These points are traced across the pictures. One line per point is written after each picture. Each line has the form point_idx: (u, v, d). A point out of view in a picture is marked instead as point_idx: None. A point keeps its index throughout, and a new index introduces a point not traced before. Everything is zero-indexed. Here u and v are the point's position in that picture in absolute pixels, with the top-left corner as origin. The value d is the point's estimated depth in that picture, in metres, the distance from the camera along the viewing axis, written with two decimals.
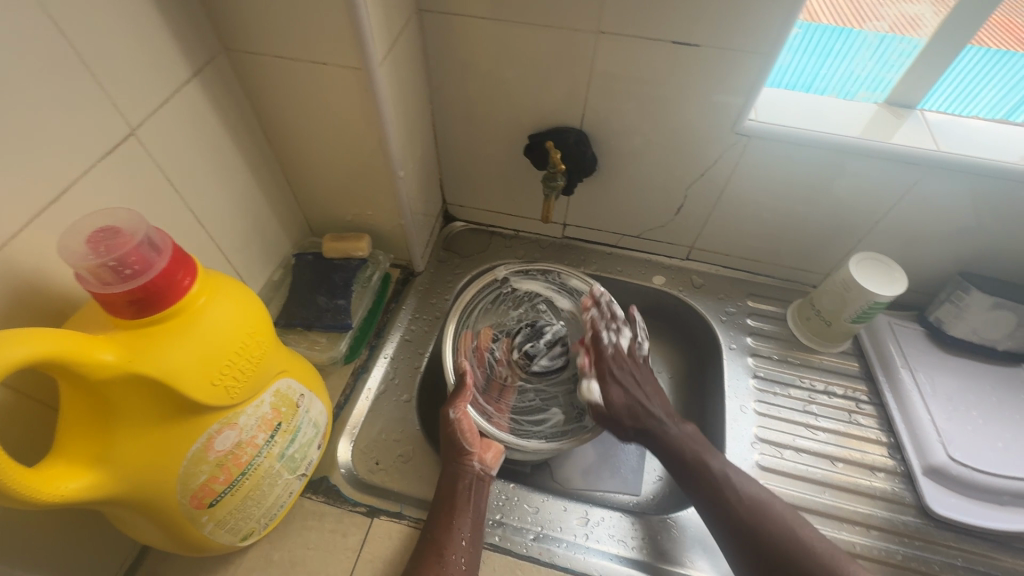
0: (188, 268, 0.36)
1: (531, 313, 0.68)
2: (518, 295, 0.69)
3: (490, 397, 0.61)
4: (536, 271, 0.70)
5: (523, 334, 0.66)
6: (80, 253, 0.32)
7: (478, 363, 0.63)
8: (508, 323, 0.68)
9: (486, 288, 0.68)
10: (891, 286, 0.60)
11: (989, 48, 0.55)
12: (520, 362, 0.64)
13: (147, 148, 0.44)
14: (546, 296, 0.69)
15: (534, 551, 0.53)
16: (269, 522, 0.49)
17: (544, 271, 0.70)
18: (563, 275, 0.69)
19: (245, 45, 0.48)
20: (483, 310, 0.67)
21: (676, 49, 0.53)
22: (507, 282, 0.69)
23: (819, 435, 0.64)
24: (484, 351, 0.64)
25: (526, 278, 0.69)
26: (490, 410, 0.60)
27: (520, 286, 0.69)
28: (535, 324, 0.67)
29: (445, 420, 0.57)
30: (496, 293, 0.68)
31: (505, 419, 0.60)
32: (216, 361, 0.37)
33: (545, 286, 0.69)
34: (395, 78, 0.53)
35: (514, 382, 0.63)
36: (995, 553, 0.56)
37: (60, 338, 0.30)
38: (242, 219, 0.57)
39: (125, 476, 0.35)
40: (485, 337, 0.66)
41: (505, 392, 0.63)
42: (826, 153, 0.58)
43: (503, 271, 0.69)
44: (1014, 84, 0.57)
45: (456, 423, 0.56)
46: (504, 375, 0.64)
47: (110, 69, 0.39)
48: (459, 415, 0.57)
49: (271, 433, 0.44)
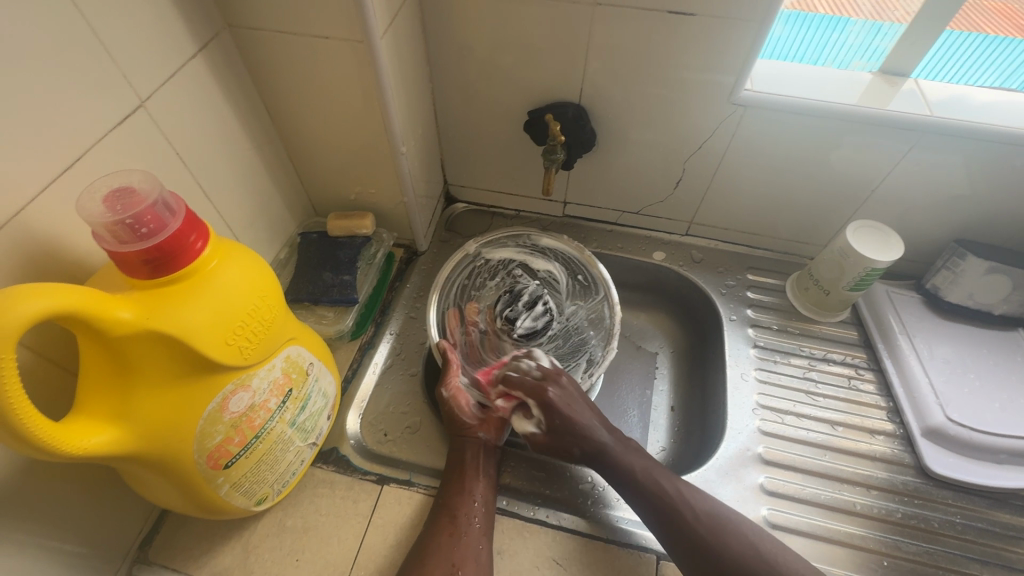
0: (201, 232, 0.37)
1: (508, 279, 0.68)
2: (492, 264, 0.69)
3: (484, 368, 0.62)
4: (506, 238, 0.71)
5: (502, 302, 0.66)
6: (97, 212, 0.34)
7: (465, 337, 0.64)
8: (485, 295, 0.67)
9: (459, 264, 0.68)
10: (888, 252, 0.61)
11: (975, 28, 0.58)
12: (506, 327, 0.64)
13: (156, 121, 0.45)
14: (519, 260, 0.70)
15: (541, 514, 0.54)
16: (282, 490, 0.51)
17: (514, 237, 0.71)
18: (534, 238, 0.71)
19: (249, 21, 0.49)
20: (463, 287, 0.67)
21: (672, 20, 0.54)
22: (479, 254, 0.70)
23: (819, 401, 0.65)
24: (470, 327, 0.64)
25: (498, 247, 0.70)
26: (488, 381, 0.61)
27: (492, 256, 0.70)
28: (513, 290, 0.67)
29: (439, 400, 0.58)
30: (470, 266, 0.69)
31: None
32: (228, 323, 0.38)
33: (517, 251, 0.70)
34: (395, 53, 0.54)
35: (503, 347, 0.63)
36: (992, 510, 0.57)
37: (78, 295, 0.31)
38: (248, 195, 0.58)
39: (145, 433, 0.36)
40: (467, 311, 0.65)
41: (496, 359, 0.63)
42: (822, 121, 0.59)
43: (472, 245, 0.69)
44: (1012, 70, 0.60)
45: (449, 401, 0.57)
46: (492, 344, 0.63)
47: (119, 40, 0.40)
48: (452, 393, 0.58)
49: (283, 399, 0.46)
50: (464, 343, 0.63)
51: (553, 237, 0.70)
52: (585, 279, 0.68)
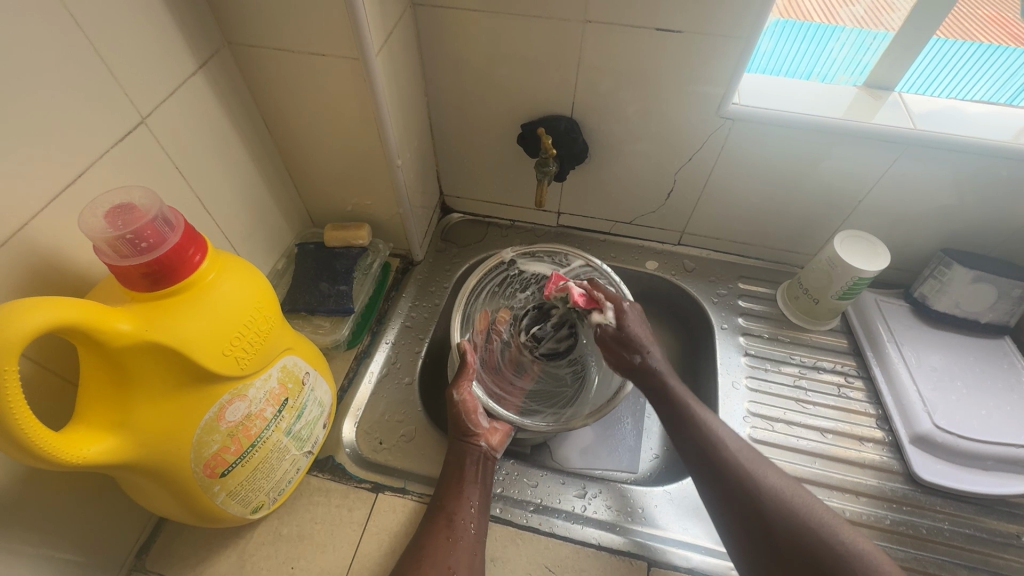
0: (199, 245, 0.38)
1: (540, 294, 0.70)
2: (525, 277, 0.70)
3: (503, 378, 0.64)
4: (543, 253, 0.71)
5: (530, 317, 0.68)
6: (99, 228, 0.35)
7: (488, 345, 0.65)
8: (516, 306, 0.69)
9: (493, 270, 0.69)
10: (875, 262, 0.62)
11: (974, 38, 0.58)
12: (530, 344, 0.67)
13: (157, 137, 0.46)
14: (553, 279, 0.70)
15: (534, 521, 0.55)
16: (278, 497, 0.51)
17: (551, 254, 0.71)
18: (569, 257, 0.70)
19: (248, 39, 0.51)
20: (492, 293, 0.68)
21: (660, 36, 0.56)
22: (514, 263, 0.70)
23: (810, 409, 0.66)
24: (496, 334, 0.66)
25: (533, 260, 0.70)
26: (500, 391, 0.63)
27: (526, 268, 0.70)
28: (541, 308, 0.69)
29: (450, 402, 0.58)
30: (502, 274, 0.69)
31: (516, 400, 0.63)
32: (226, 334, 0.39)
33: (550, 267, 0.70)
34: (391, 69, 0.55)
35: (525, 362, 0.67)
36: (981, 516, 0.58)
37: (79, 307, 0.32)
38: (246, 207, 0.59)
39: (142, 442, 0.37)
40: (495, 318, 0.67)
41: (517, 373, 0.66)
42: (808, 134, 0.61)
43: (510, 254, 0.69)
44: (1007, 77, 0.60)
45: (460, 404, 0.58)
46: (515, 356, 0.66)
47: (121, 58, 0.41)
48: (464, 396, 0.58)
49: (279, 408, 0.46)
50: (488, 349, 0.65)
51: (587, 260, 0.69)
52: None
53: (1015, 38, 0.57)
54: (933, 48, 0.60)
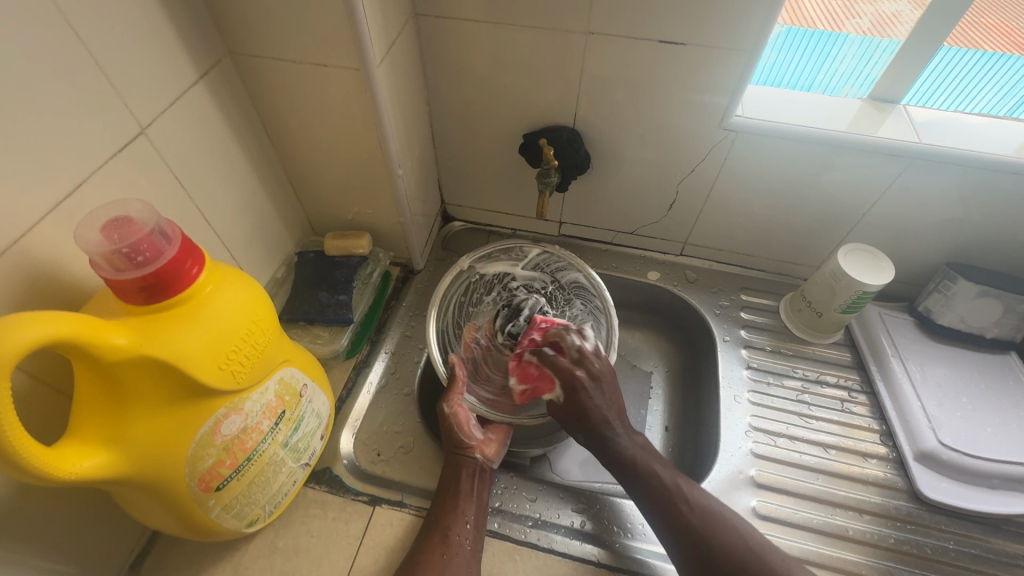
0: (197, 258, 0.38)
1: (504, 293, 0.68)
2: (487, 279, 0.68)
3: (495, 385, 0.62)
4: (499, 251, 0.69)
5: (502, 316, 0.63)
6: (95, 242, 0.34)
7: (467, 357, 0.63)
8: (485, 311, 0.66)
9: (456, 280, 0.66)
10: (879, 277, 0.61)
11: (983, 49, 0.57)
12: (510, 344, 0.61)
13: (157, 147, 0.46)
14: (515, 275, 0.69)
15: (532, 537, 0.54)
16: (274, 510, 0.51)
17: (506, 250, 0.70)
18: (525, 249, 0.70)
19: (250, 49, 0.50)
20: (460, 304, 0.66)
21: (664, 48, 0.55)
22: (474, 270, 0.68)
23: (812, 424, 0.65)
24: (471, 346, 0.63)
25: (491, 261, 0.69)
26: (490, 398, 0.61)
27: (486, 270, 0.69)
28: (512, 304, 0.64)
29: (440, 414, 0.58)
30: (466, 283, 0.67)
31: (513, 400, 0.61)
32: (222, 346, 0.39)
33: (509, 264, 0.69)
34: (393, 79, 0.55)
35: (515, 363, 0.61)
36: (986, 535, 0.57)
37: (73, 321, 0.32)
38: (246, 216, 0.59)
39: (136, 456, 0.37)
40: (476, 329, 0.64)
41: (509, 376, 0.62)
42: (812, 147, 0.60)
43: (466, 260, 0.67)
44: (1012, 85, 0.59)
45: (452, 417, 0.57)
46: (503, 362, 0.62)
47: (121, 69, 0.41)
48: (454, 409, 0.58)
49: (275, 421, 0.46)
50: (474, 363, 0.62)
51: (544, 249, 0.69)
52: (577, 281, 0.67)
53: (1020, 47, 0.56)
54: (944, 56, 0.59)
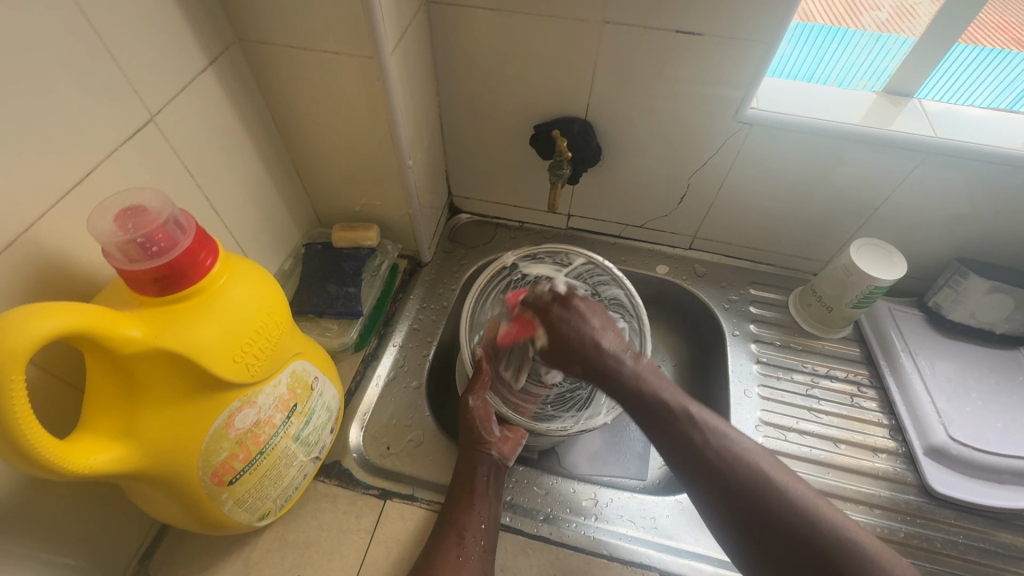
0: (210, 248, 0.37)
1: None
2: (529, 280, 0.68)
3: (515, 386, 0.61)
4: (544, 254, 0.67)
5: None
6: (108, 230, 0.34)
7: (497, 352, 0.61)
8: None
9: (496, 277, 0.66)
10: (891, 271, 0.61)
11: (983, 46, 0.58)
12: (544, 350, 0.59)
13: (166, 135, 0.45)
14: (557, 281, 0.67)
15: (544, 531, 0.54)
16: (285, 504, 0.51)
17: (551, 253, 0.67)
18: (570, 256, 0.67)
19: (259, 35, 0.49)
20: (497, 300, 0.66)
21: (680, 38, 0.54)
22: (516, 268, 0.67)
23: (821, 418, 0.65)
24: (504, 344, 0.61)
25: (534, 262, 0.67)
26: (512, 398, 0.61)
27: (528, 271, 0.68)
28: None
29: (464, 406, 0.59)
30: (506, 281, 0.67)
31: (531, 405, 0.61)
32: (237, 338, 0.38)
33: (552, 268, 0.67)
34: (404, 67, 0.54)
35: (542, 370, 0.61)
36: (994, 530, 0.57)
37: (87, 313, 0.31)
38: (254, 206, 0.58)
39: (150, 450, 0.36)
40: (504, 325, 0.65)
41: (531, 379, 0.62)
42: (826, 141, 0.60)
43: (511, 258, 0.66)
44: (1009, 81, 0.60)
45: (474, 410, 0.58)
46: (528, 364, 0.61)
47: (131, 55, 0.40)
48: (478, 402, 0.58)
49: (288, 414, 0.45)
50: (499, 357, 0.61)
51: (590, 259, 0.65)
52: (618, 297, 0.65)
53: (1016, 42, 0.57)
54: (959, 54, 0.59)
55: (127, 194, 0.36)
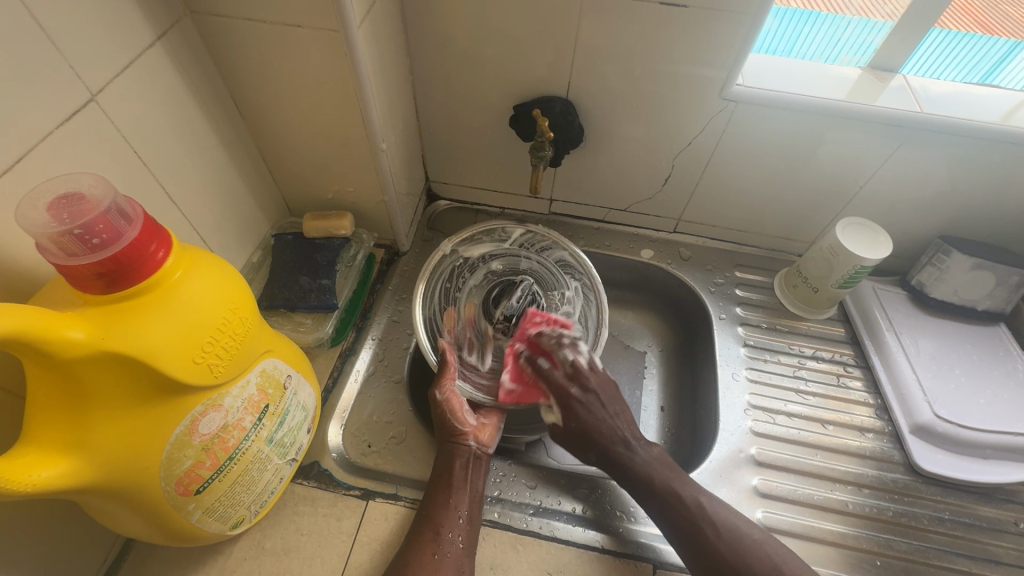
0: (162, 240, 0.34)
1: (490, 271, 0.64)
2: (472, 261, 0.63)
3: (483, 369, 0.59)
4: (481, 234, 0.64)
5: (494, 293, 0.63)
6: (40, 221, 0.30)
7: (460, 338, 0.60)
8: (473, 293, 0.63)
9: (440, 265, 0.61)
10: (878, 251, 0.61)
11: (950, 31, 0.58)
12: (504, 326, 0.61)
13: (110, 117, 0.41)
14: (499, 256, 0.64)
15: (534, 525, 0.52)
16: (260, 510, 0.48)
17: (489, 231, 0.65)
18: (507, 229, 0.65)
19: (212, 7, 0.45)
20: (445, 290, 0.61)
21: (664, 11, 0.52)
22: (456, 253, 0.63)
23: (808, 399, 0.65)
24: (464, 325, 0.60)
25: (474, 243, 0.64)
26: (485, 381, 0.58)
27: (469, 253, 0.64)
28: (506, 285, 0.63)
29: (433, 402, 0.55)
30: (450, 268, 0.62)
31: (502, 382, 0.58)
32: (196, 337, 0.35)
33: (492, 245, 0.64)
34: (373, 44, 0.50)
35: (503, 344, 0.60)
36: (977, 505, 0.58)
37: (23, 315, 0.28)
38: (216, 196, 0.54)
39: (103, 462, 0.33)
40: (461, 313, 0.61)
41: (496, 359, 0.60)
42: (812, 118, 0.58)
43: (448, 245, 0.62)
44: (974, 64, 0.60)
45: (442, 404, 0.54)
46: (490, 343, 0.60)
47: (63, 24, 0.36)
48: (447, 396, 0.55)
49: (258, 416, 0.42)
50: (460, 341, 0.60)
51: (529, 229, 0.64)
52: (563, 260, 0.63)
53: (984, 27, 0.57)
54: (934, 39, 0.59)
55: (66, 180, 0.32)
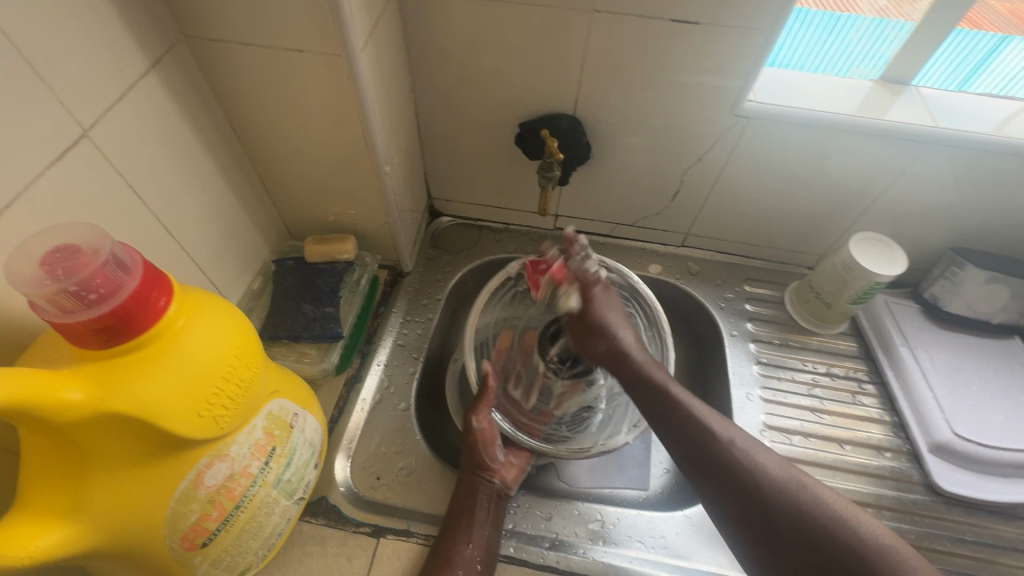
0: (164, 287, 0.32)
1: None
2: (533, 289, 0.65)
3: (526, 407, 0.59)
4: None
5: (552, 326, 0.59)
6: (32, 279, 0.28)
7: (506, 369, 0.61)
8: (527, 323, 0.65)
9: (501, 288, 0.63)
10: (892, 266, 0.60)
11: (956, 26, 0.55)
12: (556, 367, 0.58)
13: (103, 151, 0.39)
14: None
15: (551, 559, 0.51)
16: (268, 552, 0.46)
17: None
18: None
19: (209, 33, 0.43)
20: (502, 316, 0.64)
21: (675, 27, 0.51)
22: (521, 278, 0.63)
23: (823, 418, 0.64)
24: (514, 359, 0.62)
25: None
26: (522, 421, 0.58)
27: None
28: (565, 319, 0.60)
29: (467, 428, 0.55)
30: (511, 292, 0.64)
31: (541, 426, 0.58)
32: (202, 388, 0.33)
33: None
34: (376, 66, 0.49)
35: (555, 387, 0.58)
36: (998, 525, 0.57)
37: (17, 380, 0.26)
38: (214, 224, 0.52)
39: (104, 524, 0.31)
40: (515, 341, 0.64)
41: (542, 398, 0.59)
42: (825, 134, 0.57)
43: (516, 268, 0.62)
44: (961, 61, 0.58)
45: (478, 432, 0.54)
46: (539, 382, 0.59)
47: (53, 59, 0.34)
48: (482, 424, 0.55)
49: (265, 460, 0.41)
50: (508, 373, 0.61)
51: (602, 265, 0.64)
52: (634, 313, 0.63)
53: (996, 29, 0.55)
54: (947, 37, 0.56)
55: (57, 230, 0.30)
